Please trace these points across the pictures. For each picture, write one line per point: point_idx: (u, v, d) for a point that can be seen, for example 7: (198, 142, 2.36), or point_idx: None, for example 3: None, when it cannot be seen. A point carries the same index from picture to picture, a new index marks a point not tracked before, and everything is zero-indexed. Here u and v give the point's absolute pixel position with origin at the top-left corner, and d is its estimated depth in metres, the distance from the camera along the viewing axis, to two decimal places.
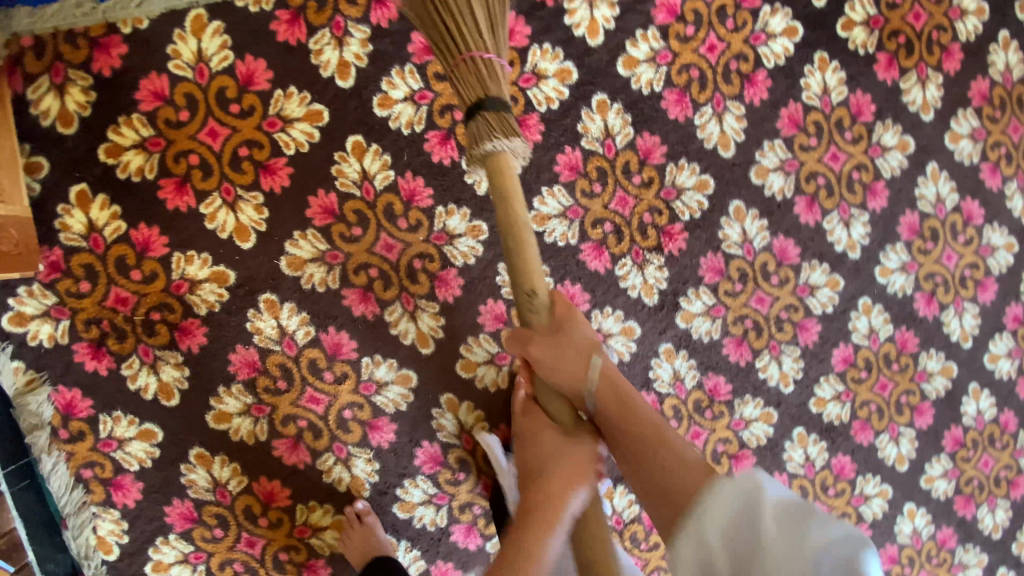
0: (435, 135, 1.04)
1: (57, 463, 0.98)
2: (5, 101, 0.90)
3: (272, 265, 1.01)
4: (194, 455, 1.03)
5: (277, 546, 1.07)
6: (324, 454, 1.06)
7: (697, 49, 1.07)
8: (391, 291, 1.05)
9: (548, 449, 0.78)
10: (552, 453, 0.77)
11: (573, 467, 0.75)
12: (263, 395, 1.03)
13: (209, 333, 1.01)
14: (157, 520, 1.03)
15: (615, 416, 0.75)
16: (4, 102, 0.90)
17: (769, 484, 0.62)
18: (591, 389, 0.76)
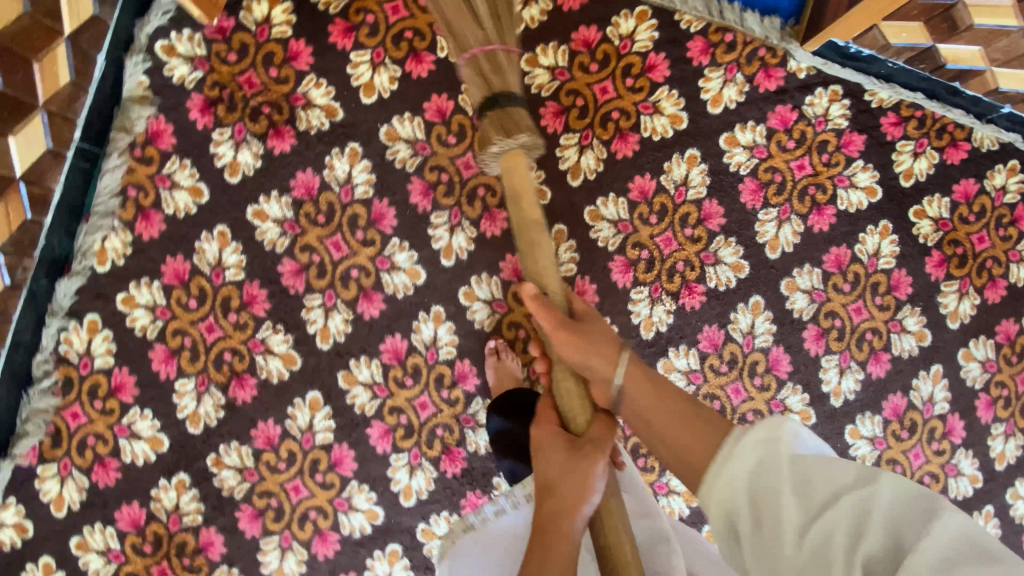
0: (552, 107, 1.18)
1: (119, 167, 1.12)
2: None
3: (374, 126, 1.14)
4: (217, 231, 1.13)
5: (227, 345, 1.14)
6: (315, 295, 1.14)
7: (789, 162, 1.19)
8: (449, 199, 1.16)
9: (556, 468, 0.75)
10: (550, 459, 0.76)
11: (564, 468, 0.74)
12: (301, 217, 1.13)
13: (294, 146, 1.14)
14: (154, 263, 1.13)
15: (641, 399, 0.72)
16: None
17: (794, 438, 0.59)
18: (612, 376, 0.75)
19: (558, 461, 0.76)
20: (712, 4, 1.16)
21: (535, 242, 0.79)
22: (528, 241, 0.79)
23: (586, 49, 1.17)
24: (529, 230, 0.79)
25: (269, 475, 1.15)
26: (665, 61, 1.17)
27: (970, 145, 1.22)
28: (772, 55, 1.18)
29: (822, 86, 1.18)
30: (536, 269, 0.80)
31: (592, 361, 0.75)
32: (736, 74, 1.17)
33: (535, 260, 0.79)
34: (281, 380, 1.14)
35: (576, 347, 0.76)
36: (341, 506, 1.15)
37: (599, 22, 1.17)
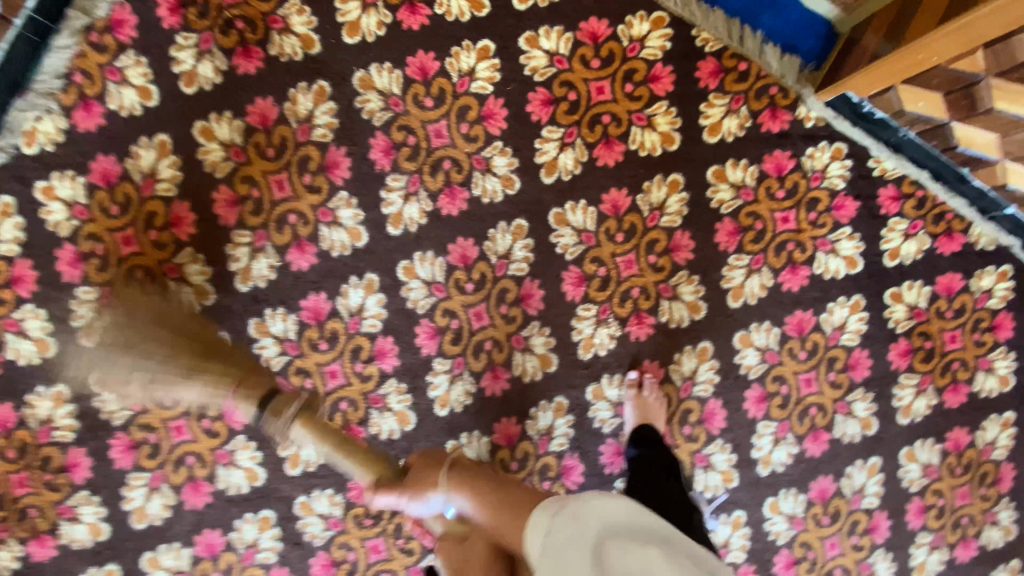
0: (542, 93, 1.09)
1: (69, 48, 1.02)
2: None
3: (349, 69, 1.06)
4: (158, 139, 1.05)
5: (141, 262, 1.06)
6: (245, 231, 1.06)
7: (774, 211, 1.11)
8: (410, 165, 1.08)
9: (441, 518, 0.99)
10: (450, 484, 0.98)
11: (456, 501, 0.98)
12: (250, 146, 1.05)
13: (261, 69, 1.05)
14: (82, 157, 1.04)
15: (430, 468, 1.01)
16: None
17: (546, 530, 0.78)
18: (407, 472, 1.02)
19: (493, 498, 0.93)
20: (735, 27, 1.09)
21: (328, 436, 1.01)
22: (463, 355, 1.06)
23: (591, 42, 1.09)
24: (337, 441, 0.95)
25: (155, 409, 1.07)
26: (670, 74, 1.09)
27: (965, 239, 1.15)
28: (783, 95, 1.10)
29: (827, 139, 1.10)
30: (353, 462, 0.96)
31: (496, 443, 0.94)
32: (741, 106, 1.10)
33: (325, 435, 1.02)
34: (190, 311, 1.06)
35: (358, 455, 0.97)
36: (222, 458, 1.08)
37: (612, 17, 1.09)
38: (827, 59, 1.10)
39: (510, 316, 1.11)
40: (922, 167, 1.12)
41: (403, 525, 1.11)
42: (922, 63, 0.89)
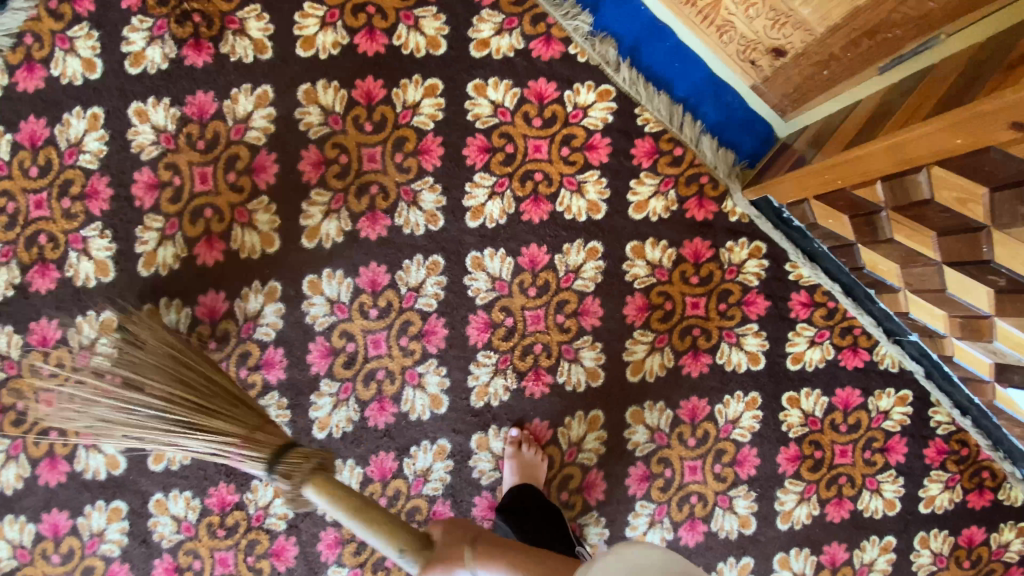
0: (481, 140, 1.11)
1: (25, 10, 1.04)
2: None
3: (296, 80, 1.08)
4: (91, 112, 1.05)
5: (46, 227, 1.05)
6: (159, 217, 1.06)
7: (685, 295, 1.14)
8: (338, 183, 1.09)
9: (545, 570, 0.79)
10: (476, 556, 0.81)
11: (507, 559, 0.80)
12: (182, 135, 1.06)
13: (208, 64, 1.06)
14: (12, 115, 1.04)
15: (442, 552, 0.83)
16: None
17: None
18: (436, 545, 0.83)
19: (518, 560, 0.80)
20: (677, 114, 1.13)
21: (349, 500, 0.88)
22: (350, 509, 0.90)
23: (536, 101, 1.12)
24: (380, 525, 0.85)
25: (27, 376, 1.04)
26: (607, 145, 1.13)
27: (869, 356, 1.17)
28: (713, 186, 1.14)
29: (747, 237, 1.14)
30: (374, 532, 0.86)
31: (467, 555, 0.81)
32: (670, 189, 1.13)
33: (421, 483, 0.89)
34: (85, 285, 1.05)
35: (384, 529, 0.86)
36: (84, 439, 1.05)
37: (561, 81, 1.12)
38: (761, 160, 1.14)
39: (409, 349, 1.10)
40: (836, 280, 1.14)
41: (256, 543, 1.07)
42: (827, 183, 0.91)
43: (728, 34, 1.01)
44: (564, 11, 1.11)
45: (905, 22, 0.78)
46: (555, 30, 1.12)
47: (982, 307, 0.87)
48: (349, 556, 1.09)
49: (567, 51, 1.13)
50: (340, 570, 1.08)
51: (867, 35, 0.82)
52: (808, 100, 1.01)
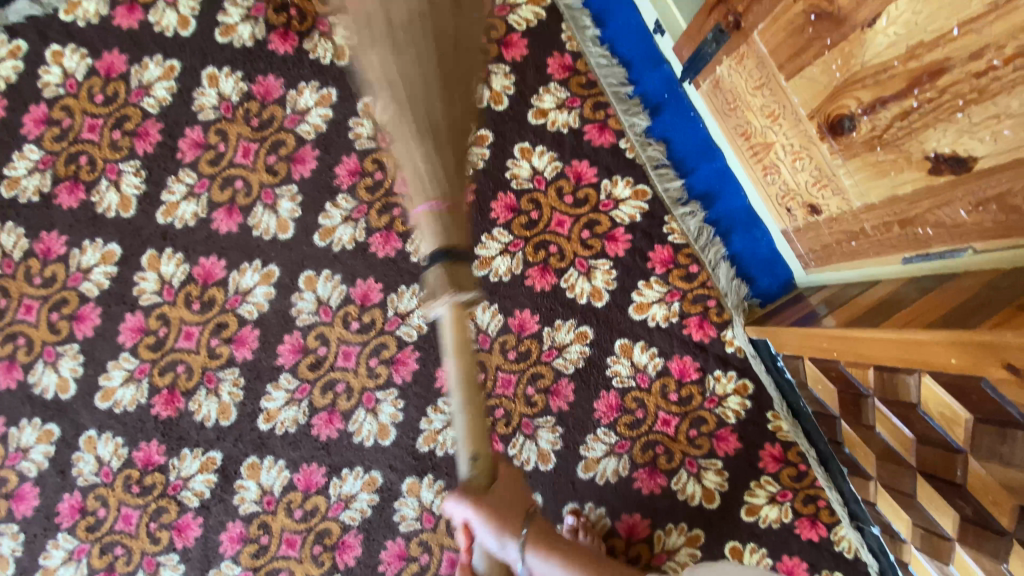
0: (511, 199, 1.15)
1: None
2: None
3: (361, 93, 1.13)
4: (170, 64, 1.12)
5: (90, 151, 1.10)
6: (194, 173, 1.10)
7: (659, 409, 1.11)
8: (368, 196, 1.13)
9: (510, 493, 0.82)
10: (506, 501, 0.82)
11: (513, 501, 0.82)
12: (241, 109, 1.11)
13: (289, 54, 1.12)
14: (102, 47, 1.12)
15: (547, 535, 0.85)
16: None
17: None
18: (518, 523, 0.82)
19: (514, 508, 0.82)
20: (705, 234, 1.14)
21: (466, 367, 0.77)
22: None
23: (573, 180, 1.15)
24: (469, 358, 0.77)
25: (20, 279, 1.08)
26: (627, 241, 1.14)
27: (826, 533, 1.10)
28: (718, 312, 1.13)
29: (737, 371, 1.12)
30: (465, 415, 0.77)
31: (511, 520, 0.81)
32: (674, 301, 1.13)
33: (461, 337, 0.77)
34: (104, 213, 1.09)
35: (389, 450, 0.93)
36: (47, 355, 1.07)
37: (603, 169, 1.15)
38: (773, 303, 1.14)
39: (375, 373, 1.10)
40: (813, 445, 1.11)
41: (164, 511, 1.06)
42: (826, 352, 0.89)
43: (772, 176, 1.04)
44: (626, 108, 1.16)
45: (938, 225, 0.77)
46: (611, 120, 1.16)
47: (945, 526, 0.81)
48: (246, 556, 1.06)
49: (616, 143, 1.16)
50: (232, 567, 1.06)
51: (900, 223, 0.83)
52: (831, 262, 1.02)
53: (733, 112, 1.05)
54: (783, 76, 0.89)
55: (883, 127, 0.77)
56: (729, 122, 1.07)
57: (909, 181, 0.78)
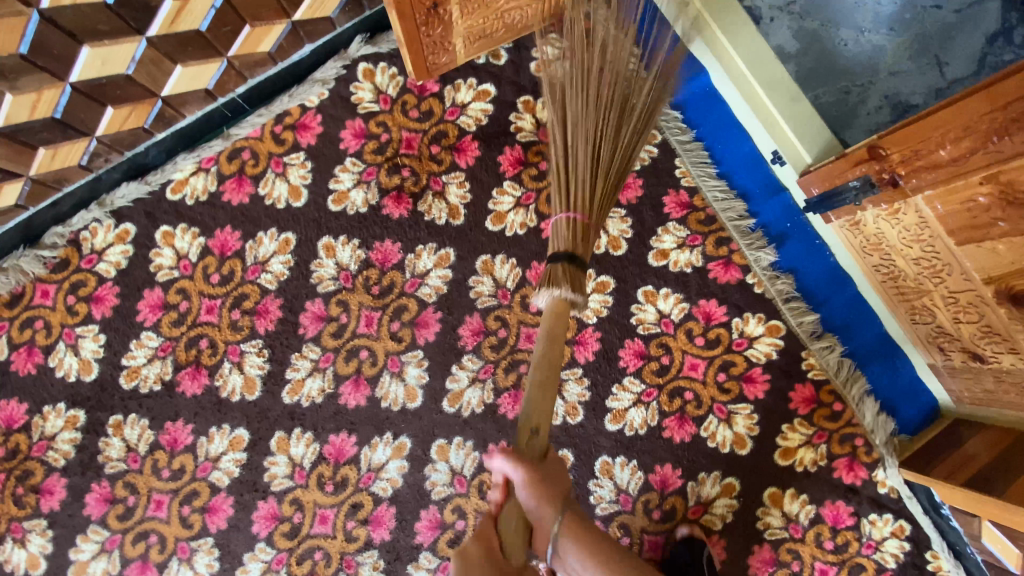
0: (638, 345, 1.11)
1: (252, 128, 1.09)
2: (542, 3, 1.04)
3: (478, 251, 1.11)
4: (284, 237, 1.09)
5: (210, 333, 1.08)
6: (317, 348, 1.07)
7: (815, 559, 1.07)
8: (494, 356, 1.09)
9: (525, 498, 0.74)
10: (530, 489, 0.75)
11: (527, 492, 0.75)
12: (361, 276, 1.08)
13: (404, 217, 1.10)
14: (213, 224, 1.09)
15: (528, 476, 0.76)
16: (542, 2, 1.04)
17: None
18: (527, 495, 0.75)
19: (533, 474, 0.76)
20: (846, 368, 1.10)
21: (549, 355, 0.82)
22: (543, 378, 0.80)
23: (702, 320, 1.11)
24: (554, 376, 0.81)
25: (147, 473, 1.05)
26: (765, 381, 1.10)
27: None
28: (867, 451, 1.09)
29: (894, 514, 1.07)
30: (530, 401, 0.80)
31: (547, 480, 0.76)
32: (821, 442, 1.09)
33: (558, 328, 0.82)
34: (229, 397, 1.07)
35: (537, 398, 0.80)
36: (181, 551, 1.04)
37: (731, 307, 1.11)
38: (921, 434, 1.10)
39: None
40: None
41: None
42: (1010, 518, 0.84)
43: (923, 317, 1.01)
44: (750, 241, 1.12)
45: None
46: (736, 255, 1.12)
47: None
48: None
49: (744, 278, 1.12)
50: None
51: None
52: (992, 404, 1.00)
53: (875, 253, 1.01)
54: (953, 240, 0.85)
55: None
56: (869, 260, 1.04)
57: None
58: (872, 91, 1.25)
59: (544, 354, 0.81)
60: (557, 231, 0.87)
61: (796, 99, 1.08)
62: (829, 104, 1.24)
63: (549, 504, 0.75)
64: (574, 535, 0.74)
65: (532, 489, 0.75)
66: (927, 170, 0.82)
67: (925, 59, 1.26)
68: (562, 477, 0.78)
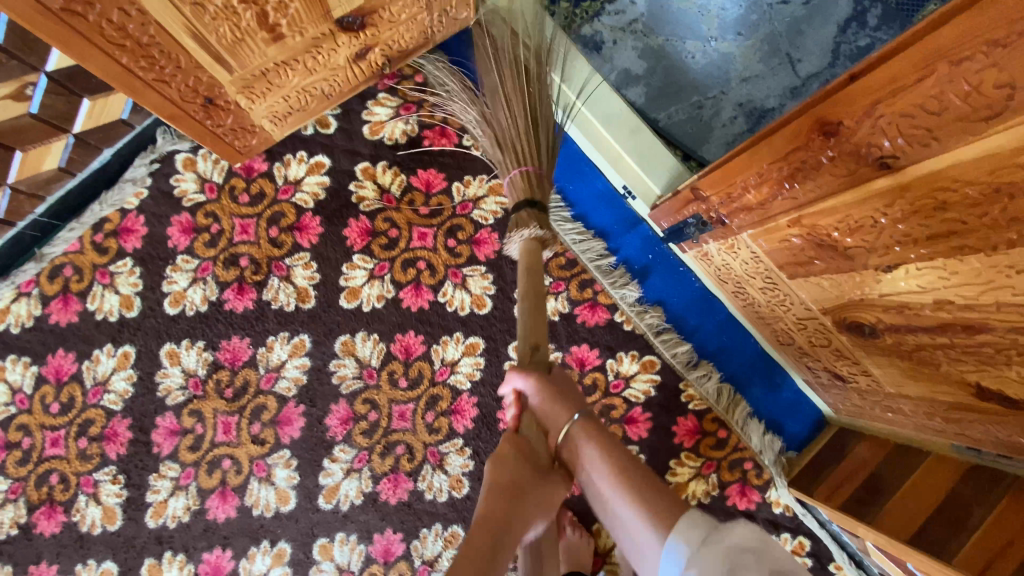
0: None
1: (68, 243, 1.01)
2: (348, 62, 0.93)
3: (335, 332, 1.04)
4: (122, 351, 1.02)
5: (58, 467, 1.00)
6: (176, 464, 1.01)
7: None
8: (366, 441, 1.03)
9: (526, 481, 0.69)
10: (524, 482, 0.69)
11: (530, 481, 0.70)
12: (211, 381, 1.02)
13: (249, 309, 1.03)
14: (43, 350, 1.01)
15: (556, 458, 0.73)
16: (348, 61, 0.93)
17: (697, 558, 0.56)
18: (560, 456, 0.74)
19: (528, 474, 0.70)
20: (725, 394, 1.09)
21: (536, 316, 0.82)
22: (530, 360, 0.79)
23: (577, 368, 1.08)
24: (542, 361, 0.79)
25: None
26: (647, 420, 1.08)
27: None
28: (758, 473, 1.08)
29: (790, 531, 1.07)
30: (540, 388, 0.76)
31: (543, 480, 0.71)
32: (711, 473, 1.07)
33: (536, 259, 0.85)
34: (89, 531, 1.00)
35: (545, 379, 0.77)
36: None
37: (604, 350, 1.09)
38: (808, 448, 1.09)
39: None
40: None
41: None
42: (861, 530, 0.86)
43: (785, 339, 0.99)
44: (614, 279, 1.09)
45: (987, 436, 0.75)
46: (601, 296, 1.09)
47: None
48: None
49: (612, 318, 1.09)
50: None
51: (944, 418, 0.79)
52: (866, 416, 0.99)
53: (728, 281, 0.99)
54: (785, 274, 0.82)
55: (911, 345, 0.72)
56: (727, 287, 1.02)
57: (947, 390, 0.74)
58: (724, 101, 1.21)
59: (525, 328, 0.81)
60: (515, 186, 0.90)
61: (636, 132, 1.06)
62: (682, 121, 1.21)
63: (563, 403, 0.75)
64: (590, 436, 0.73)
65: (545, 395, 0.76)
66: (743, 211, 0.79)
67: (776, 60, 1.22)
68: (574, 388, 0.79)
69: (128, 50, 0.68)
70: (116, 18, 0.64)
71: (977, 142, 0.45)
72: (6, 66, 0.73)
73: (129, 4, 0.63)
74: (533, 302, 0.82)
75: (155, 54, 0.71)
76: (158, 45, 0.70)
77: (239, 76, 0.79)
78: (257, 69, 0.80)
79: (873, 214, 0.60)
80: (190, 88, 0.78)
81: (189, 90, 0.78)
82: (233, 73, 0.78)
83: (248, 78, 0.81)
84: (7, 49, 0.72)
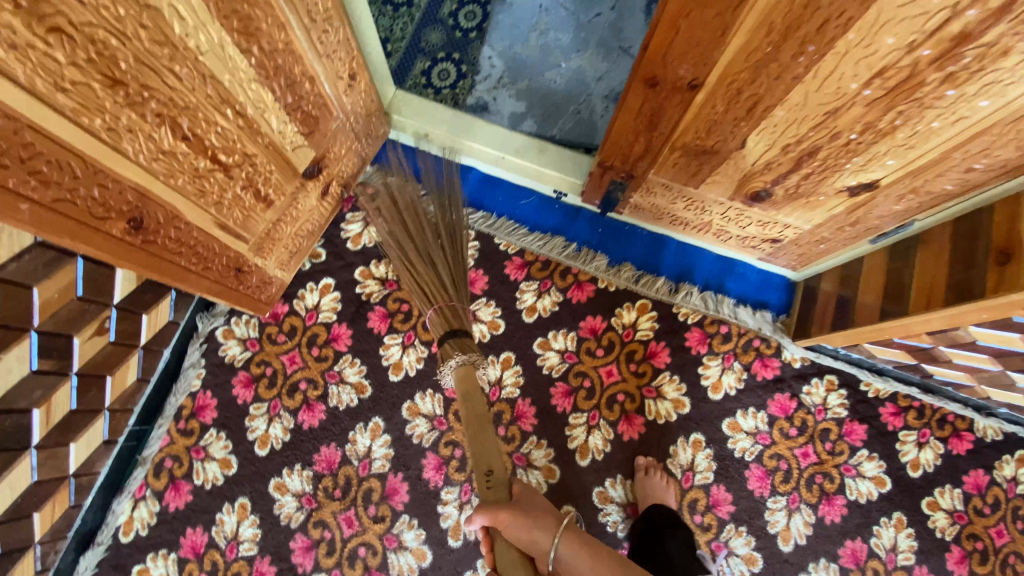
0: (562, 386, 1.26)
1: (160, 439, 1.19)
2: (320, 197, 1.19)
3: (398, 403, 1.23)
4: (238, 503, 1.17)
5: None
6: (322, 572, 1.14)
7: (793, 448, 1.24)
8: (461, 475, 1.20)
9: None
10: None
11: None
12: (320, 490, 1.18)
13: (324, 420, 1.22)
14: (173, 536, 1.16)
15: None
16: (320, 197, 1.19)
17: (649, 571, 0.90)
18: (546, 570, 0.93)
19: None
20: (709, 298, 1.32)
21: (474, 409, 1.01)
22: (476, 428, 1.00)
23: (593, 336, 1.29)
24: (483, 424, 1.01)
25: None
26: (665, 348, 1.29)
27: (972, 435, 1.23)
28: (767, 345, 1.29)
29: (817, 375, 1.27)
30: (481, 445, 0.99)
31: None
32: (733, 362, 1.28)
33: (469, 385, 1.04)
34: None
35: (481, 441, 1.00)
36: None
37: (605, 313, 1.31)
38: (792, 307, 1.31)
39: None
40: (909, 383, 1.24)
41: None
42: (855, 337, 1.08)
43: (725, 235, 1.24)
44: (583, 259, 1.34)
45: (881, 217, 1.00)
46: (581, 275, 1.33)
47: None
48: None
49: (597, 286, 1.33)
50: None
51: (850, 224, 1.04)
52: (812, 259, 1.23)
53: (662, 216, 1.25)
54: (693, 187, 1.08)
55: (794, 186, 0.98)
56: (665, 221, 1.27)
57: (836, 203, 0.99)
58: (594, 99, 1.53)
59: (470, 411, 1.02)
60: (436, 322, 1.12)
61: (542, 148, 1.34)
62: (572, 127, 1.51)
63: (542, 530, 0.93)
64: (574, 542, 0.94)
65: (510, 521, 0.92)
66: (639, 160, 1.06)
67: (613, 55, 1.56)
68: (543, 507, 0.97)
69: (183, 254, 0.92)
70: (173, 234, 0.88)
71: (727, 48, 0.74)
72: (89, 312, 0.95)
73: (179, 221, 0.88)
74: (474, 430, 1.00)
75: (200, 249, 0.95)
76: (200, 243, 0.94)
77: (254, 240, 1.04)
78: (263, 232, 1.05)
79: (711, 115, 0.87)
80: (225, 266, 1.02)
81: (225, 267, 1.02)
82: (248, 242, 1.03)
83: (261, 240, 1.06)
84: (87, 297, 0.94)
